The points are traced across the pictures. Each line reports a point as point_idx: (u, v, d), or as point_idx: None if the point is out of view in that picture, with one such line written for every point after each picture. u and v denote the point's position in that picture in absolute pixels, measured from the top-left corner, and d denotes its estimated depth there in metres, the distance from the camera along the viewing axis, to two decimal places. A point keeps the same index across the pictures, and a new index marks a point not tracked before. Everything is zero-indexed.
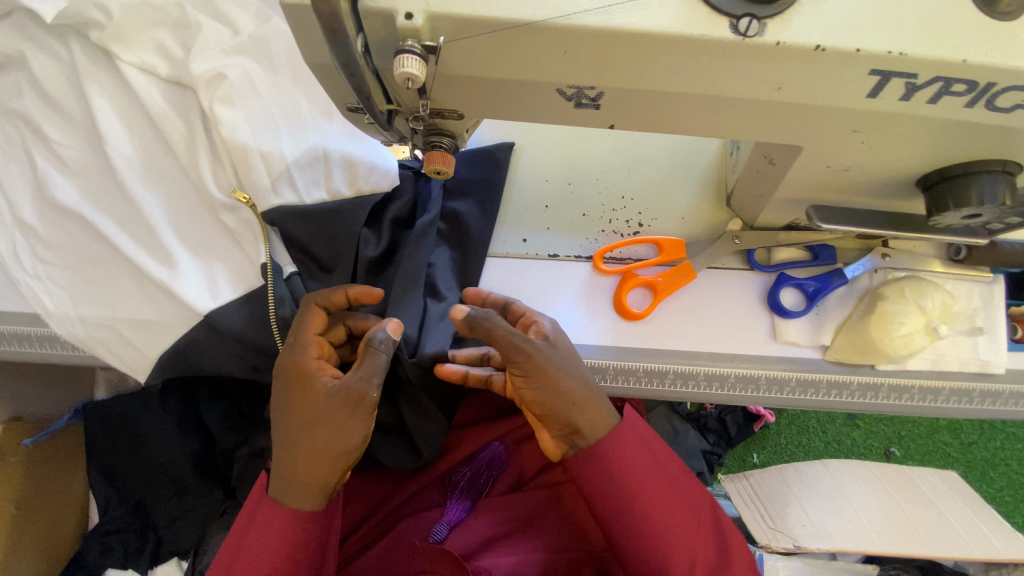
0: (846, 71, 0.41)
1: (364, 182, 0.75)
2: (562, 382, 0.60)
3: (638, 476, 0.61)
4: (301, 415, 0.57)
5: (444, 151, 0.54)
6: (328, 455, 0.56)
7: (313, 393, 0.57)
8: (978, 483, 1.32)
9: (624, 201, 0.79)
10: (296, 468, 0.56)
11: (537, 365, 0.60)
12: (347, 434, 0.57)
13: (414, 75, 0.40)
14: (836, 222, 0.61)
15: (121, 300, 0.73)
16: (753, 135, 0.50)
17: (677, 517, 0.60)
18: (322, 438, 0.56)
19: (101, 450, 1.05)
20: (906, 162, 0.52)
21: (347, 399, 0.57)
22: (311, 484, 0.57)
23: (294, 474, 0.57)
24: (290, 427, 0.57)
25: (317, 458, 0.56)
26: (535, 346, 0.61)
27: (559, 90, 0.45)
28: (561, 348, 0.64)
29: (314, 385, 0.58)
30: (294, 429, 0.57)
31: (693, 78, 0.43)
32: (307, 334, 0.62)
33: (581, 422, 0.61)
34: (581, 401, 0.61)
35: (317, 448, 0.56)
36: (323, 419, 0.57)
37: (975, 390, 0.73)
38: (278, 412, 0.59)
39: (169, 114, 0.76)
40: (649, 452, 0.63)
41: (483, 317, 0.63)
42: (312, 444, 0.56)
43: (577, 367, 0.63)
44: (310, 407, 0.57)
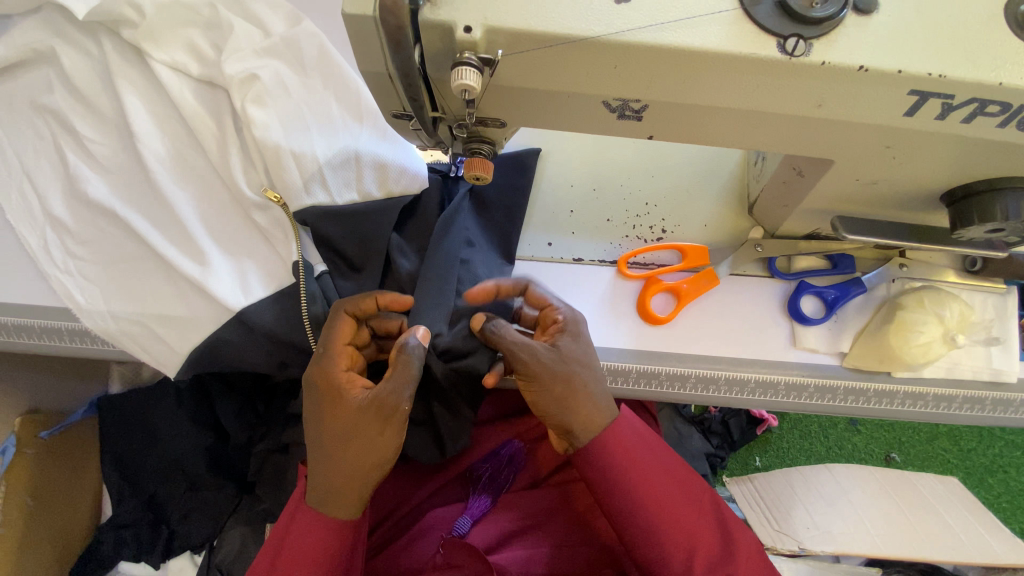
0: (885, 91, 0.43)
1: (395, 184, 0.76)
2: (554, 390, 0.61)
3: (637, 468, 0.63)
4: (335, 428, 0.58)
5: (483, 157, 0.55)
6: (362, 466, 0.57)
7: (345, 407, 0.57)
8: (976, 489, 1.34)
9: (648, 208, 0.81)
10: (332, 478, 0.58)
11: (535, 372, 0.61)
12: (380, 446, 0.57)
13: (470, 86, 0.42)
14: (860, 232, 0.62)
15: (152, 296, 0.74)
16: (789, 147, 0.52)
17: (678, 514, 0.61)
18: (356, 450, 0.57)
19: (116, 443, 1.06)
20: (933, 177, 0.54)
21: (377, 413, 0.57)
22: (349, 493, 0.58)
23: (332, 485, 0.58)
24: (325, 439, 0.58)
25: (352, 469, 0.57)
26: (532, 352, 0.62)
27: (605, 102, 0.47)
28: (567, 353, 0.63)
29: (343, 399, 0.58)
30: (328, 442, 0.58)
31: (736, 94, 0.45)
32: (335, 344, 0.61)
33: (574, 425, 0.63)
34: (575, 405, 0.62)
35: (352, 460, 0.57)
36: (355, 432, 0.57)
37: (987, 399, 0.75)
38: (312, 423, 0.60)
39: (201, 113, 0.76)
40: (648, 446, 0.65)
41: (493, 325, 0.64)
42: (347, 456, 0.57)
43: (580, 372, 0.63)
44: (342, 421, 0.57)
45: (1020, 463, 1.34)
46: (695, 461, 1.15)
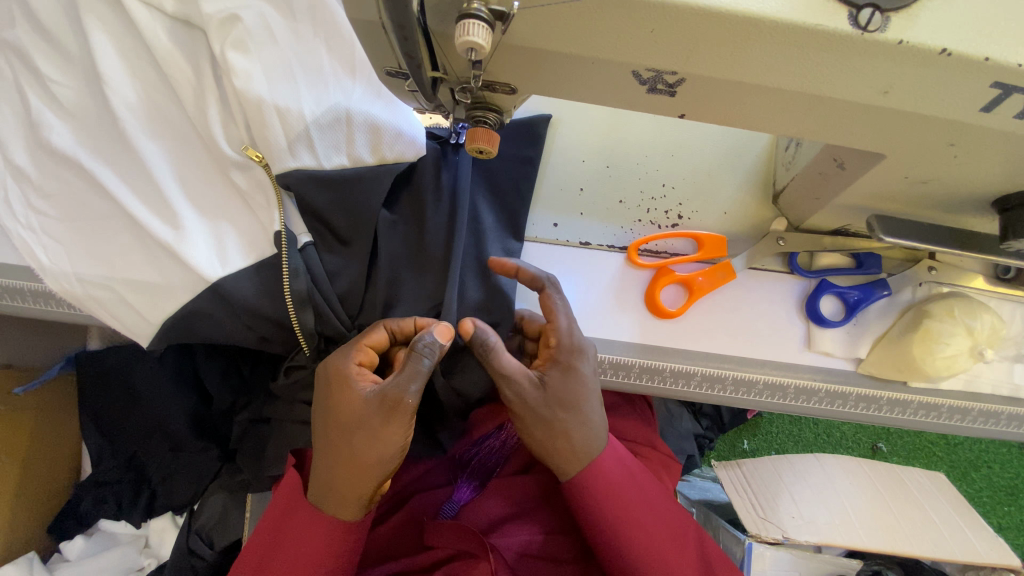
0: (965, 80, 0.37)
1: (389, 150, 0.69)
2: (537, 434, 0.59)
3: (622, 505, 0.61)
4: (337, 421, 0.57)
5: (488, 128, 0.49)
6: (357, 464, 0.55)
7: (350, 400, 0.57)
8: (959, 482, 1.32)
9: (664, 190, 0.75)
10: (328, 471, 0.57)
11: (519, 410, 0.59)
12: (376, 442, 0.55)
13: (479, 45, 0.35)
14: (899, 235, 0.56)
15: (121, 259, 0.68)
16: (837, 135, 0.46)
17: (661, 547, 0.61)
18: (352, 445, 0.55)
19: (95, 400, 1.01)
20: (988, 180, 0.49)
21: (380, 407, 0.55)
22: (340, 490, 0.57)
23: (330, 481, 0.57)
24: (328, 430, 0.57)
25: (346, 465, 0.56)
26: (519, 390, 0.59)
27: (636, 73, 0.41)
28: (554, 389, 0.59)
29: (348, 390, 0.57)
30: (330, 433, 0.57)
31: (790, 72, 0.38)
32: (360, 339, 0.61)
33: (556, 461, 0.61)
34: (559, 449, 0.60)
35: (350, 456, 0.55)
36: (354, 426, 0.56)
37: (1003, 413, 0.72)
38: (320, 413, 0.59)
39: (176, 56, 0.67)
40: (633, 484, 0.63)
41: (479, 334, 0.59)
42: (347, 450, 0.56)
43: (569, 413, 0.59)
44: (344, 415, 0.56)
45: (1006, 459, 1.33)
46: (684, 444, 1.13)
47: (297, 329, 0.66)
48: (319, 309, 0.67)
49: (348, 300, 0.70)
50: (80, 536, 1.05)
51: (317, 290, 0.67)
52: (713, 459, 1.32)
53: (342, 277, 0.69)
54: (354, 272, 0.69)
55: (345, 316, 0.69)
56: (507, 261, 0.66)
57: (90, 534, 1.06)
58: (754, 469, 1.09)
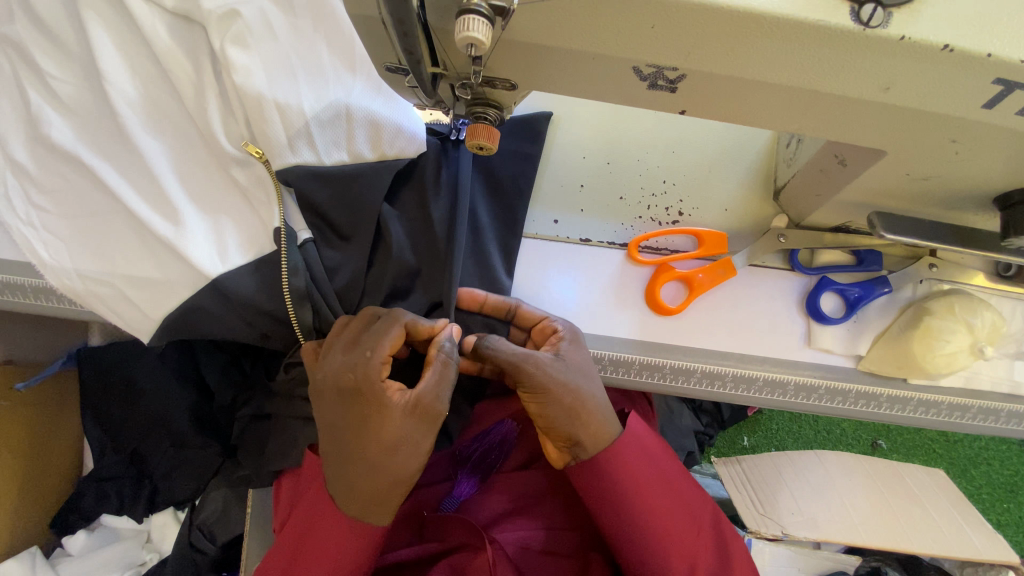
0: (967, 76, 0.36)
1: (389, 146, 0.69)
2: (564, 401, 0.58)
3: (640, 487, 0.61)
4: (375, 439, 0.54)
5: (489, 124, 0.49)
6: (400, 476, 0.56)
7: (389, 418, 0.54)
8: (958, 479, 1.32)
9: (665, 187, 0.75)
10: (367, 487, 0.56)
11: (541, 381, 0.57)
12: (417, 451, 0.56)
13: (479, 40, 0.35)
14: (901, 233, 0.56)
15: (122, 256, 0.68)
16: (838, 132, 0.45)
17: (676, 529, 0.61)
18: (395, 461, 0.55)
19: (95, 396, 1.01)
20: (991, 177, 0.48)
21: (422, 420, 0.56)
22: (381, 501, 0.57)
23: (367, 495, 0.56)
24: (362, 448, 0.55)
25: (386, 479, 0.55)
26: (536, 361, 0.58)
27: (636, 68, 0.41)
28: (569, 360, 0.60)
29: (386, 408, 0.54)
30: (366, 452, 0.55)
31: (791, 69, 0.38)
32: (379, 346, 0.56)
33: (582, 434, 0.59)
34: (583, 415, 0.59)
35: (391, 470, 0.55)
36: (397, 443, 0.55)
37: (1003, 410, 0.72)
38: (342, 431, 0.56)
39: (176, 52, 0.66)
40: (652, 465, 0.62)
41: (485, 340, 0.61)
42: (389, 466, 0.55)
43: (586, 382, 0.60)
44: (383, 432, 0.54)
45: (1005, 455, 1.33)
46: (683, 441, 1.13)
47: (296, 326, 0.66)
48: (318, 306, 0.67)
49: (348, 296, 0.70)
50: (82, 531, 1.05)
51: (315, 287, 0.67)
52: (712, 456, 1.33)
53: (341, 273, 0.69)
54: (354, 268, 0.69)
55: (344, 312, 0.69)
56: (471, 294, 0.67)
57: (93, 529, 1.07)
58: (753, 466, 1.09)
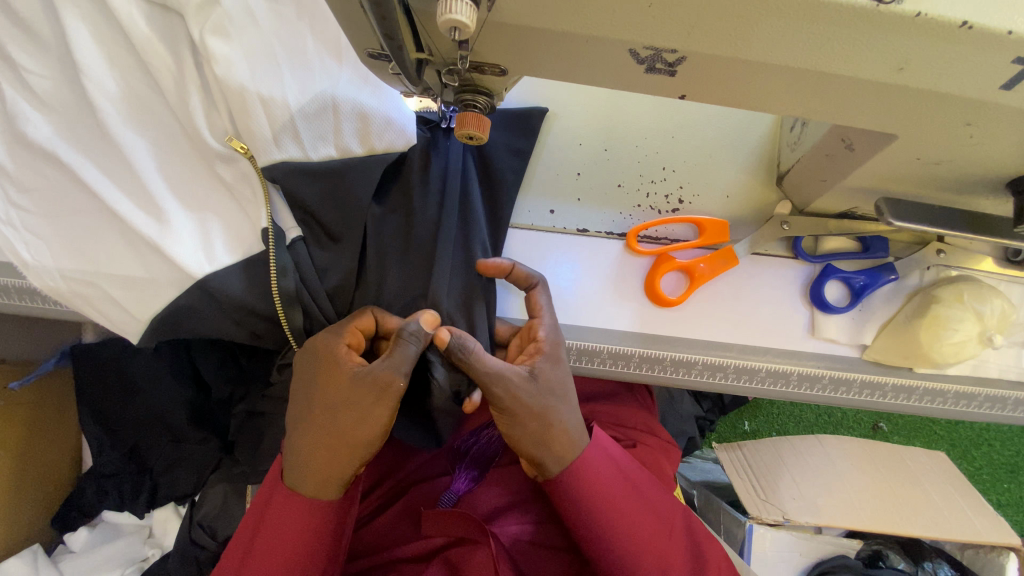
0: (985, 55, 0.34)
1: (378, 141, 0.67)
2: (529, 426, 0.57)
3: (613, 505, 0.60)
4: (327, 399, 0.56)
5: (479, 112, 0.47)
6: (347, 443, 0.55)
7: (341, 378, 0.56)
8: (959, 461, 1.32)
9: (665, 173, 0.72)
10: (312, 450, 0.55)
11: (506, 404, 0.56)
12: (363, 421, 0.55)
13: (462, 23, 0.33)
14: (910, 219, 0.54)
15: (106, 255, 0.66)
16: (847, 117, 0.43)
17: (651, 539, 0.60)
18: (341, 424, 0.55)
19: (92, 393, 0.99)
20: (1005, 160, 0.46)
21: (372, 387, 0.54)
22: (326, 469, 0.55)
23: (311, 461, 0.55)
24: (313, 410, 0.56)
25: (334, 445, 0.55)
26: (507, 385, 0.56)
27: (633, 51, 0.39)
28: (544, 382, 0.58)
29: (340, 369, 0.56)
30: (315, 412, 0.56)
31: (798, 50, 0.36)
32: (350, 322, 0.61)
33: (546, 457, 0.59)
34: (550, 440, 0.58)
35: (337, 433, 0.55)
36: (343, 406, 0.55)
37: (1010, 398, 0.70)
38: (302, 390, 0.58)
39: (153, 41, 0.62)
40: (619, 474, 0.61)
41: (458, 343, 0.56)
42: (334, 433, 0.55)
43: (557, 406, 0.58)
44: (334, 390, 0.56)
45: (1006, 436, 1.32)
46: (684, 427, 1.12)
47: (287, 328, 0.66)
48: (308, 308, 0.66)
49: (339, 296, 0.68)
50: (83, 528, 1.05)
51: (305, 289, 0.66)
52: (714, 441, 1.32)
53: (332, 273, 0.67)
54: (345, 269, 0.67)
55: (335, 313, 0.68)
56: (500, 261, 0.64)
57: (94, 525, 1.07)
58: (755, 451, 1.09)
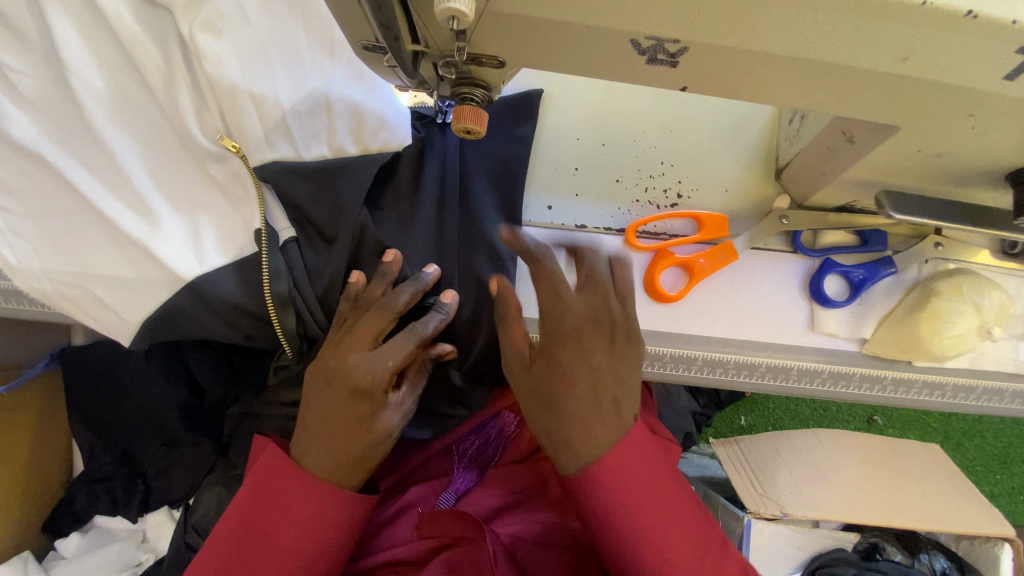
0: (990, 45, 0.34)
1: (371, 139, 0.65)
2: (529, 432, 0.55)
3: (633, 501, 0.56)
4: (365, 431, 0.58)
5: (476, 106, 0.46)
6: (370, 464, 0.60)
7: (382, 415, 0.59)
8: (953, 453, 1.33)
9: (663, 168, 0.72)
10: (336, 466, 0.58)
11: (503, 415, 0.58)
12: (388, 445, 0.62)
13: (460, 13, 0.32)
14: (909, 211, 0.54)
15: (93, 256, 0.64)
16: (848, 108, 0.43)
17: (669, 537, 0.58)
18: (373, 450, 0.59)
19: (83, 396, 0.98)
20: (1006, 152, 0.46)
21: (402, 419, 0.62)
22: (345, 480, 0.59)
23: (329, 471, 0.58)
24: (342, 432, 0.57)
25: (358, 465, 0.59)
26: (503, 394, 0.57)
27: (633, 42, 0.38)
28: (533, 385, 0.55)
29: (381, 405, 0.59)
30: (349, 438, 0.58)
31: (800, 40, 0.35)
32: (398, 357, 0.59)
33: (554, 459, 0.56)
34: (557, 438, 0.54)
35: (367, 456, 0.59)
36: (378, 439, 0.59)
37: (1007, 390, 0.71)
38: (336, 410, 0.58)
39: (141, 38, 0.61)
40: (663, 488, 0.51)
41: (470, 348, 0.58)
42: (359, 456, 0.58)
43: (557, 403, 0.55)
44: (370, 425, 0.59)
45: (999, 428, 1.33)
46: (681, 423, 1.12)
47: (280, 334, 0.65)
48: (301, 310, 0.65)
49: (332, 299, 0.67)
50: (75, 533, 1.01)
51: (299, 294, 0.65)
52: (711, 436, 1.32)
53: (326, 275, 0.66)
54: (337, 271, 0.65)
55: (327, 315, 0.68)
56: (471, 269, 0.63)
57: (86, 530, 1.03)
58: (752, 445, 1.08)
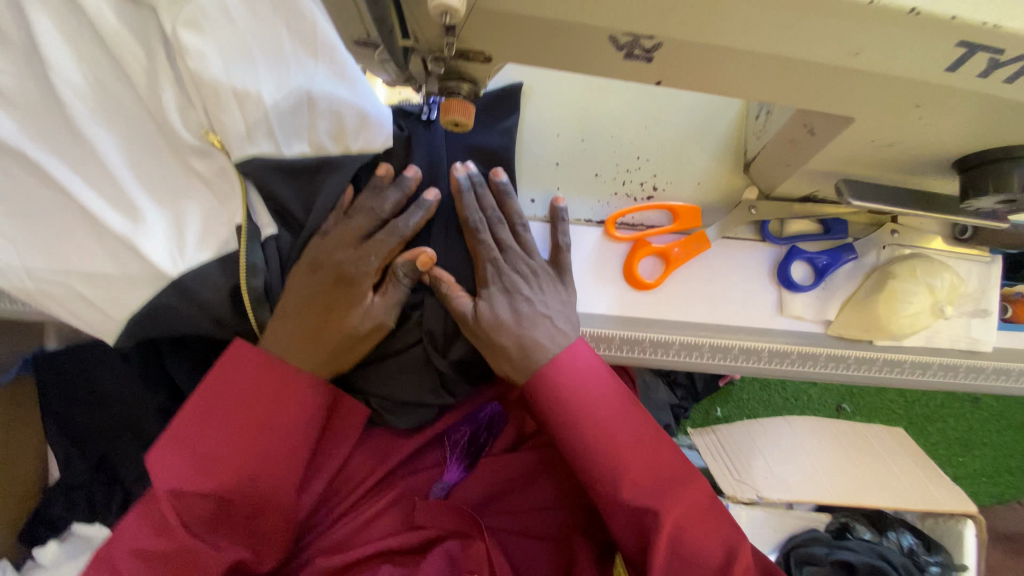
0: (931, 40, 0.37)
1: (354, 139, 0.68)
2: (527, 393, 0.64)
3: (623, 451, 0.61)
4: (332, 344, 0.64)
5: (462, 99, 0.47)
6: (348, 338, 0.65)
7: (348, 326, 0.65)
8: (916, 437, 1.40)
9: (640, 162, 0.75)
10: (299, 343, 0.63)
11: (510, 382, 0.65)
12: (365, 347, 0.67)
13: (451, 7, 0.36)
14: (864, 197, 0.58)
15: (75, 252, 0.64)
16: (808, 101, 0.46)
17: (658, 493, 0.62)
18: (349, 321, 0.65)
19: (55, 402, 0.96)
20: (950, 142, 0.50)
21: (372, 328, 0.66)
22: (313, 356, 0.64)
23: (293, 337, 0.63)
24: (307, 341, 0.63)
25: (330, 339, 0.64)
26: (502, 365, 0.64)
27: (612, 37, 0.41)
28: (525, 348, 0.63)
29: (353, 314, 0.65)
30: (317, 334, 0.64)
31: (764, 36, 0.39)
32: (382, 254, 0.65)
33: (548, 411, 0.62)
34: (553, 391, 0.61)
35: (333, 343, 0.64)
36: (349, 345, 0.65)
37: (961, 366, 0.76)
38: (305, 321, 0.63)
39: (123, 35, 0.60)
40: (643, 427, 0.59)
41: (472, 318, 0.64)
42: (323, 343, 0.64)
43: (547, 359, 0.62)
44: (336, 338, 0.64)
45: (957, 412, 1.40)
46: (659, 414, 1.16)
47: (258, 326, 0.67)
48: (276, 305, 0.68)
49: None
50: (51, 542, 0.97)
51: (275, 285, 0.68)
52: (687, 425, 1.35)
53: None
54: None
55: None
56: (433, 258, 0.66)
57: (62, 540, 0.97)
58: (729, 434, 1.14)
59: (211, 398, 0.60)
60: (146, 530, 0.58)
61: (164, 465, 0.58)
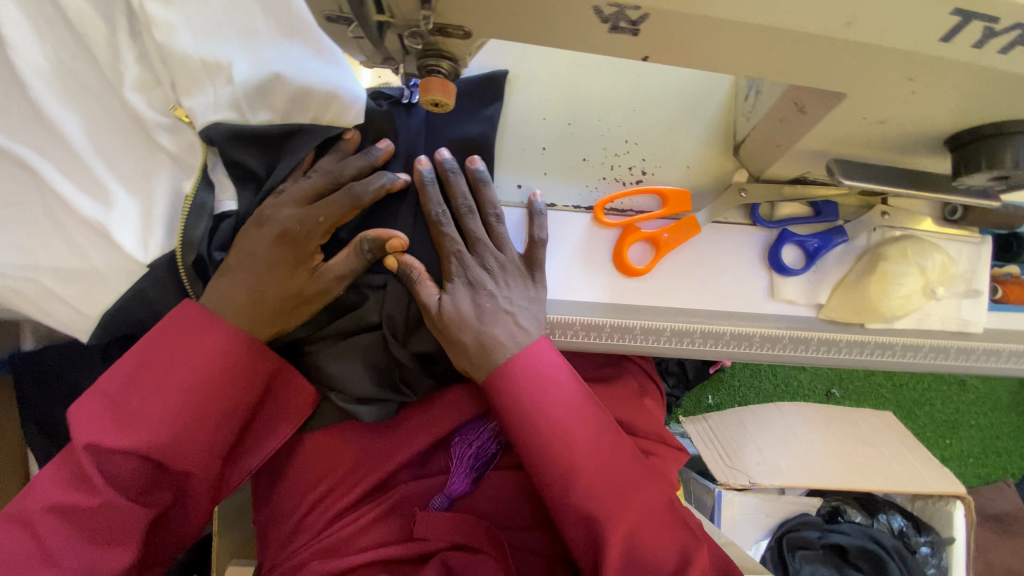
0: (925, 7, 0.36)
1: (324, 112, 0.64)
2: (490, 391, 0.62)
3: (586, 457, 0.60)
4: (281, 309, 0.61)
5: (443, 78, 0.46)
6: (290, 298, 0.61)
7: (298, 285, 0.61)
8: (905, 420, 1.41)
9: (627, 146, 0.73)
10: (241, 305, 0.59)
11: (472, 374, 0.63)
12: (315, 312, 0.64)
13: None
14: (856, 177, 0.58)
15: (43, 246, 0.61)
16: (800, 75, 0.45)
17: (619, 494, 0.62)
18: (296, 282, 0.61)
19: (32, 402, 0.93)
20: (942, 118, 0.49)
21: (323, 291, 0.62)
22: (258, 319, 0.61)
23: (236, 299, 0.59)
24: (253, 305, 0.60)
25: (273, 301, 0.61)
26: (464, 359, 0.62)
27: (597, 8, 0.39)
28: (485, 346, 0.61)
29: (305, 276, 0.62)
30: (264, 297, 0.60)
31: (754, 5, 0.37)
32: (336, 212, 0.61)
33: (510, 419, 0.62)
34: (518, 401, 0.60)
35: (278, 306, 0.61)
36: (297, 309, 0.62)
37: (952, 347, 0.76)
38: (251, 281, 0.60)
39: (87, 13, 0.58)
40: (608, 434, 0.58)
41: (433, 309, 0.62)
42: (269, 306, 0.61)
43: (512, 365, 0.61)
44: (283, 300, 0.61)
45: (945, 394, 1.41)
46: None
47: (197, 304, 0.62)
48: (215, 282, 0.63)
49: None
50: None
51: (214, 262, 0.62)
52: (680, 415, 1.35)
53: None
54: None
55: None
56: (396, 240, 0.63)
57: None
58: (719, 423, 1.12)
59: (143, 353, 0.57)
60: (64, 482, 0.57)
61: (88, 423, 0.56)
